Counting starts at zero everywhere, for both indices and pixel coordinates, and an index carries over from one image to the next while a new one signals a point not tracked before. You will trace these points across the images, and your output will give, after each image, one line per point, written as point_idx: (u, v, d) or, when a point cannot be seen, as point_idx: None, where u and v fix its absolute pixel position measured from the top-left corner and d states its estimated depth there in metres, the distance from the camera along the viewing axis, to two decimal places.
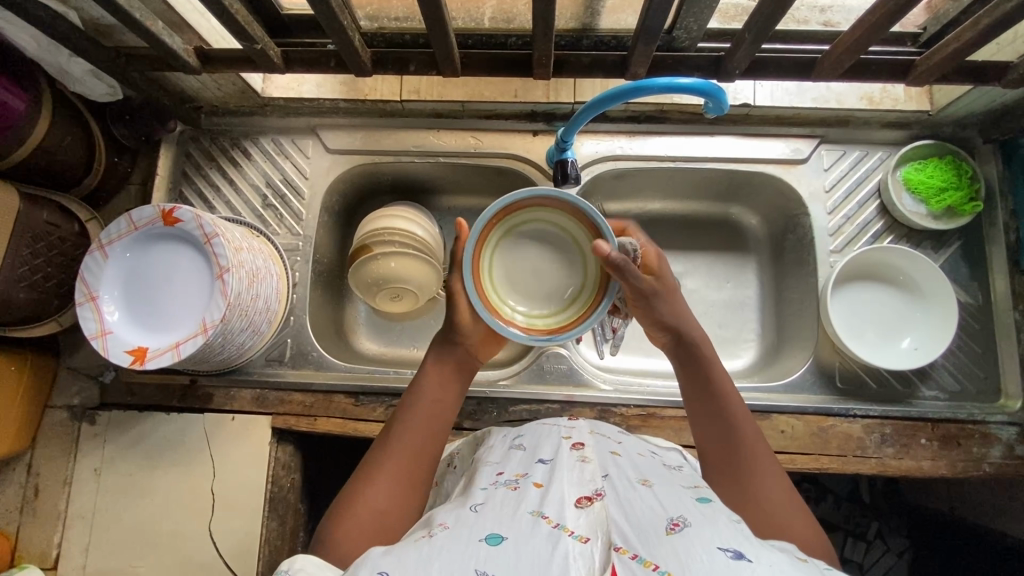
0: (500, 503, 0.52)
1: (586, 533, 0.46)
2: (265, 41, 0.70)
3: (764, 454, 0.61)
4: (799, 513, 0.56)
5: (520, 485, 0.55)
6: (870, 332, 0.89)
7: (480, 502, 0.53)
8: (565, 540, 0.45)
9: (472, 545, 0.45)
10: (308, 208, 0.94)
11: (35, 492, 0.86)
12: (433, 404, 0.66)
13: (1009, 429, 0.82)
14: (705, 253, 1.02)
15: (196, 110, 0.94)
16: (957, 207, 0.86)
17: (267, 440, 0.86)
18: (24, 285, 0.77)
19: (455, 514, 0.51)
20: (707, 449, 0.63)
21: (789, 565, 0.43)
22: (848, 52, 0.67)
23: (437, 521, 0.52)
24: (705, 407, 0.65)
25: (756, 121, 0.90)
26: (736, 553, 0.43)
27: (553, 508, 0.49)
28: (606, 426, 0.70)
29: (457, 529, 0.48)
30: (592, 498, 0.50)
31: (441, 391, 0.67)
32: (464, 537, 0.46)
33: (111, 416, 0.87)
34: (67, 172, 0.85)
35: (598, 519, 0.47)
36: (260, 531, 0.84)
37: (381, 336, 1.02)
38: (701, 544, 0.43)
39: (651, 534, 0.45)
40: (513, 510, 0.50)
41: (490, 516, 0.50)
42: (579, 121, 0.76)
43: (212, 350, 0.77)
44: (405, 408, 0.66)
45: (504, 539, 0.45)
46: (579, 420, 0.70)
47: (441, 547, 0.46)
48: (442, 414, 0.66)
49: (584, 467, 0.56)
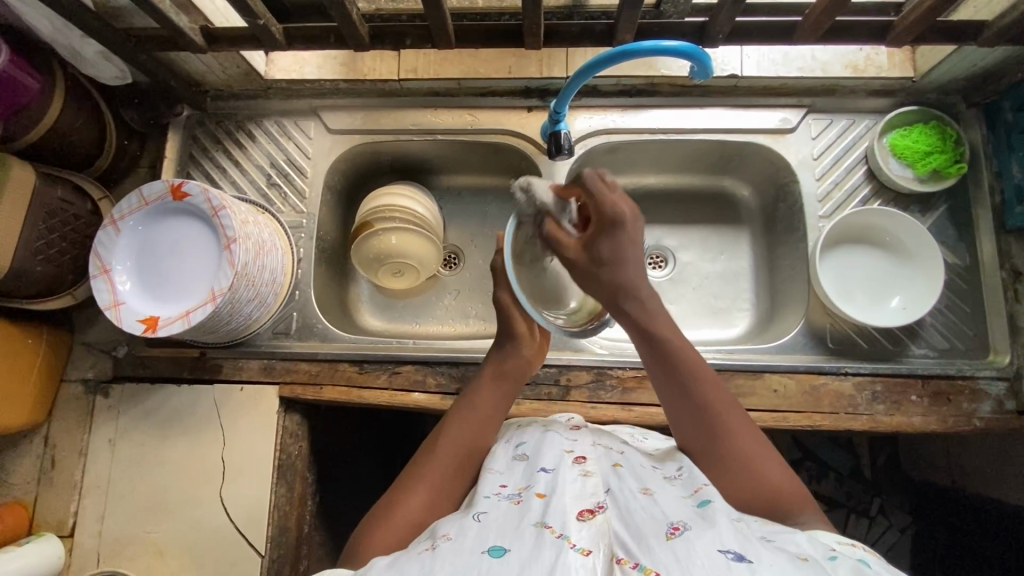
0: (503, 515, 0.53)
1: (587, 545, 0.48)
2: (268, 17, 0.74)
3: (735, 417, 0.64)
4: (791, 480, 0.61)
5: (523, 497, 0.56)
6: (859, 292, 0.91)
7: (483, 512, 0.55)
8: (568, 553, 0.46)
9: (475, 557, 0.47)
10: (310, 187, 0.97)
11: (52, 463, 0.89)
12: (487, 413, 0.71)
13: (999, 384, 0.84)
14: (698, 226, 1.05)
15: (203, 94, 0.98)
16: (943, 169, 0.88)
17: (275, 410, 0.89)
18: (40, 259, 0.80)
19: (458, 524, 0.53)
20: (676, 422, 0.66)
21: (790, 563, 0.45)
22: (826, 14, 0.70)
23: (439, 532, 0.53)
24: (669, 380, 0.65)
25: (745, 93, 0.93)
26: (736, 555, 0.45)
27: (556, 519, 0.51)
28: (608, 437, 0.69)
29: (460, 541, 0.50)
30: (594, 511, 0.52)
31: (490, 404, 0.71)
32: (466, 549, 0.48)
33: (124, 388, 0.90)
34: (79, 153, 0.88)
35: (599, 531, 0.50)
36: (270, 496, 0.86)
37: (384, 312, 1.05)
38: (702, 548, 0.46)
39: (651, 538, 0.48)
40: (515, 522, 0.52)
41: (492, 527, 0.51)
42: (570, 91, 0.79)
43: (221, 320, 0.80)
44: (458, 411, 0.71)
45: (507, 551, 0.47)
46: (582, 429, 0.70)
47: (446, 558, 0.48)
48: (493, 419, 0.71)
49: (586, 480, 0.56)
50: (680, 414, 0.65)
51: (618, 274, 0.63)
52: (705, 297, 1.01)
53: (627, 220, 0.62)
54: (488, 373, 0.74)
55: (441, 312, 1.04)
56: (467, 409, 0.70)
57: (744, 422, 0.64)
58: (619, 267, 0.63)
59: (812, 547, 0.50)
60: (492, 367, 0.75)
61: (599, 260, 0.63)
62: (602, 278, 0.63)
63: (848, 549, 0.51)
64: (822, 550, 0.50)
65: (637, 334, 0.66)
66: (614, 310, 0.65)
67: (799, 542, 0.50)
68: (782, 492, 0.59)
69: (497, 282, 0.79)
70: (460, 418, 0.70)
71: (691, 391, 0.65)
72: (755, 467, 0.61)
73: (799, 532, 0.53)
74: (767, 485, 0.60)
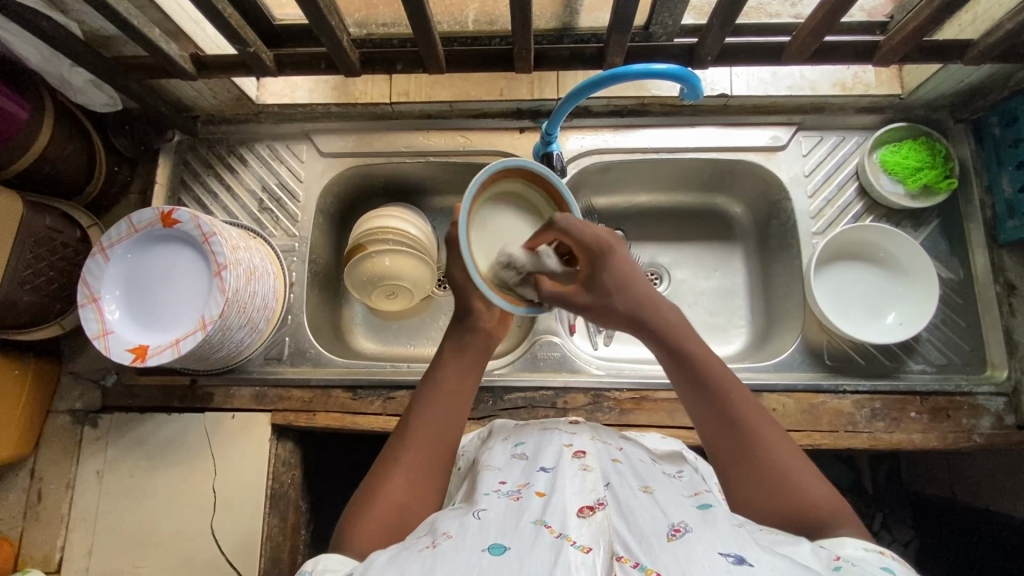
0: (503, 511, 0.52)
1: (588, 542, 0.46)
2: (258, 45, 0.74)
3: (763, 421, 0.59)
4: (818, 481, 0.56)
5: (522, 495, 0.54)
6: (855, 309, 0.91)
7: (483, 509, 0.53)
8: (568, 551, 0.45)
9: (475, 555, 0.45)
10: (303, 211, 0.96)
11: (38, 497, 0.87)
12: (454, 393, 0.66)
13: (997, 400, 0.84)
14: (692, 243, 1.05)
15: (194, 119, 0.97)
16: (933, 185, 0.89)
17: (267, 437, 0.87)
18: (27, 289, 0.79)
19: (458, 522, 0.51)
20: (705, 433, 0.60)
21: (791, 566, 0.43)
22: (813, 35, 0.71)
23: (439, 530, 0.51)
24: (697, 390, 0.61)
25: (735, 111, 0.93)
26: (737, 557, 0.44)
27: (556, 518, 0.49)
28: (607, 431, 0.67)
29: (460, 540, 0.48)
30: (594, 508, 0.50)
31: (461, 381, 0.67)
32: (466, 547, 0.47)
33: (112, 419, 0.89)
34: (68, 180, 0.87)
35: (600, 529, 0.48)
36: (262, 527, 0.84)
37: (378, 334, 1.04)
38: (702, 550, 0.44)
39: (653, 541, 0.46)
40: (514, 521, 0.50)
41: (492, 526, 0.49)
42: (562, 113, 0.79)
43: (212, 348, 0.79)
44: (430, 397, 0.66)
45: (507, 549, 0.46)
46: (580, 425, 0.68)
47: (445, 558, 0.45)
48: (461, 402, 0.66)
49: (586, 475, 0.55)
50: (710, 424, 0.60)
51: (631, 300, 0.64)
52: (701, 315, 1.01)
53: (614, 247, 0.66)
54: (449, 353, 0.70)
55: (436, 333, 1.03)
56: (434, 394, 0.66)
57: (775, 432, 0.59)
58: (629, 290, 0.64)
59: (814, 560, 0.47)
60: (450, 347, 0.70)
61: (616, 285, 0.64)
62: (615, 305, 0.65)
63: (874, 557, 0.48)
64: (826, 561, 0.47)
65: (660, 348, 0.64)
66: (636, 331, 0.65)
67: (800, 555, 0.47)
68: (812, 505, 0.54)
69: (457, 275, 0.73)
70: (433, 405, 0.65)
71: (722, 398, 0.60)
72: (795, 485, 0.55)
73: (803, 541, 0.49)
74: (798, 499, 0.55)
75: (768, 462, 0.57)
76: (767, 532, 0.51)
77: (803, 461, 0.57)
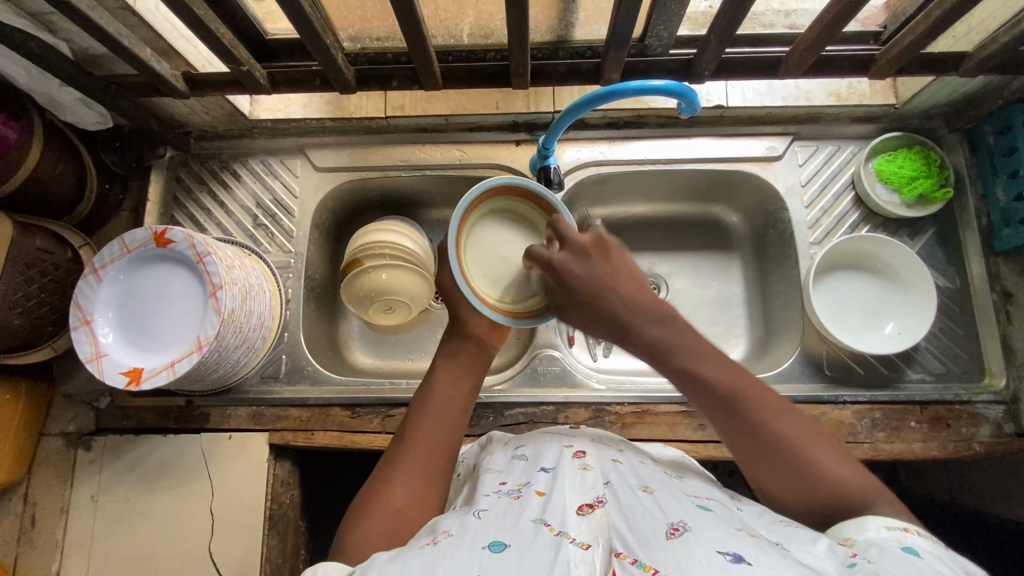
0: (504, 511, 0.51)
1: (587, 539, 0.46)
2: (251, 63, 0.73)
3: (782, 412, 0.54)
4: (842, 464, 0.53)
5: (523, 493, 0.53)
6: (853, 319, 0.91)
7: (483, 509, 0.52)
8: (568, 547, 0.44)
9: (475, 552, 0.44)
10: (298, 226, 0.95)
11: (31, 522, 0.85)
12: (447, 401, 0.65)
13: (996, 408, 0.84)
14: (690, 253, 1.05)
15: (186, 135, 0.96)
16: (929, 195, 0.89)
17: (266, 457, 0.86)
18: (18, 311, 0.78)
19: (459, 521, 0.51)
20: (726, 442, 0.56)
21: (794, 566, 0.42)
22: (810, 49, 0.71)
23: (441, 528, 0.51)
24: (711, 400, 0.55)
25: (732, 122, 0.93)
26: (736, 556, 0.42)
27: (556, 516, 0.48)
28: (609, 436, 0.67)
29: (460, 537, 0.47)
30: (593, 506, 0.50)
31: (455, 389, 0.67)
32: (467, 544, 0.46)
33: (107, 441, 0.87)
34: (58, 199, 0.86)
35: (599, 525, 0.48)
36: (261, 549, 0.83)
37: (375, 348, 1.03)
38: (701, 550, 0.43)
39: (651, 538, 0.45)
40: (515, 518, 0.49)
41: (492, 524, 0.49)
42: (559, 127, 0.78)
43: (208, 369, 0.78)
44: (415, 410, 0.65)
45: (507, 546, 0.45)
46: (579, 430, 0.68)
47: (445, 555, 0.45)
48: (455, 408, 0.65)
49: (586, 474, 0.55)
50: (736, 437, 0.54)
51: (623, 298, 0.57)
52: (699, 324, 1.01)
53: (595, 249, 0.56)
54: (445, 362, 0.69)
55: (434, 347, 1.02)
56: (428, 403, 0.65)
57: (799, 421, 0.54)
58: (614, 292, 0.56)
59: (830, 558, 0.44)
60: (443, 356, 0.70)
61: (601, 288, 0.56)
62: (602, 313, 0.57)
63: (896, 537, 0.46)
64: (843, 558, 0.44)
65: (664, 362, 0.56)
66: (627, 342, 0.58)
67: (814, 553, 0.44)
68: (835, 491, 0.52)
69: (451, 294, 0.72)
70: (422, 412, 0.64)
71: (740, 410, 0.54)
72: (817, 474, 0.52)
73: (822, 538, 0.47)
74: (826, 485, 0.52)
75: (799, 458, 0.52)
76: (784, 523, 0.50)
77: (822, 440, 0.54)
